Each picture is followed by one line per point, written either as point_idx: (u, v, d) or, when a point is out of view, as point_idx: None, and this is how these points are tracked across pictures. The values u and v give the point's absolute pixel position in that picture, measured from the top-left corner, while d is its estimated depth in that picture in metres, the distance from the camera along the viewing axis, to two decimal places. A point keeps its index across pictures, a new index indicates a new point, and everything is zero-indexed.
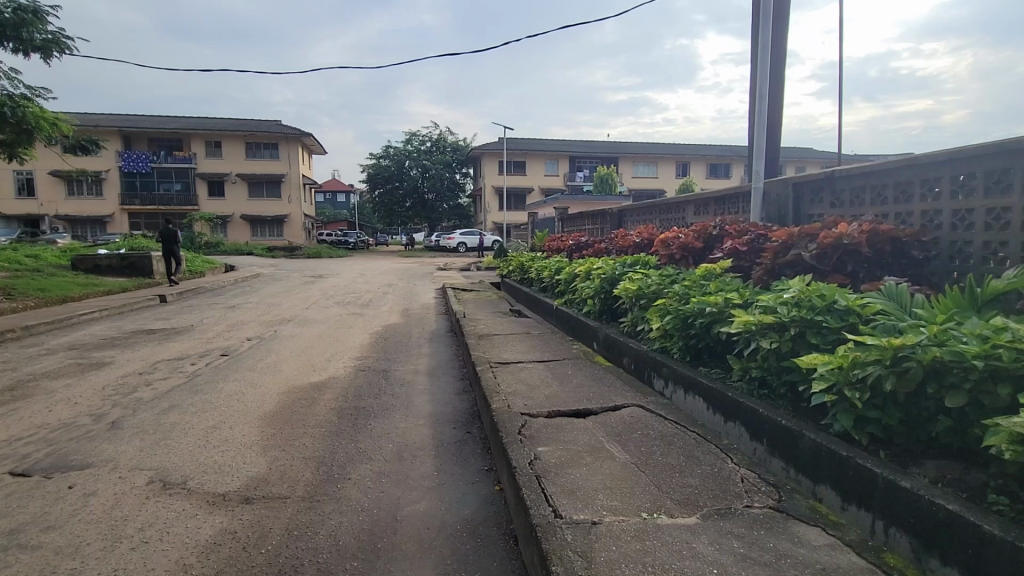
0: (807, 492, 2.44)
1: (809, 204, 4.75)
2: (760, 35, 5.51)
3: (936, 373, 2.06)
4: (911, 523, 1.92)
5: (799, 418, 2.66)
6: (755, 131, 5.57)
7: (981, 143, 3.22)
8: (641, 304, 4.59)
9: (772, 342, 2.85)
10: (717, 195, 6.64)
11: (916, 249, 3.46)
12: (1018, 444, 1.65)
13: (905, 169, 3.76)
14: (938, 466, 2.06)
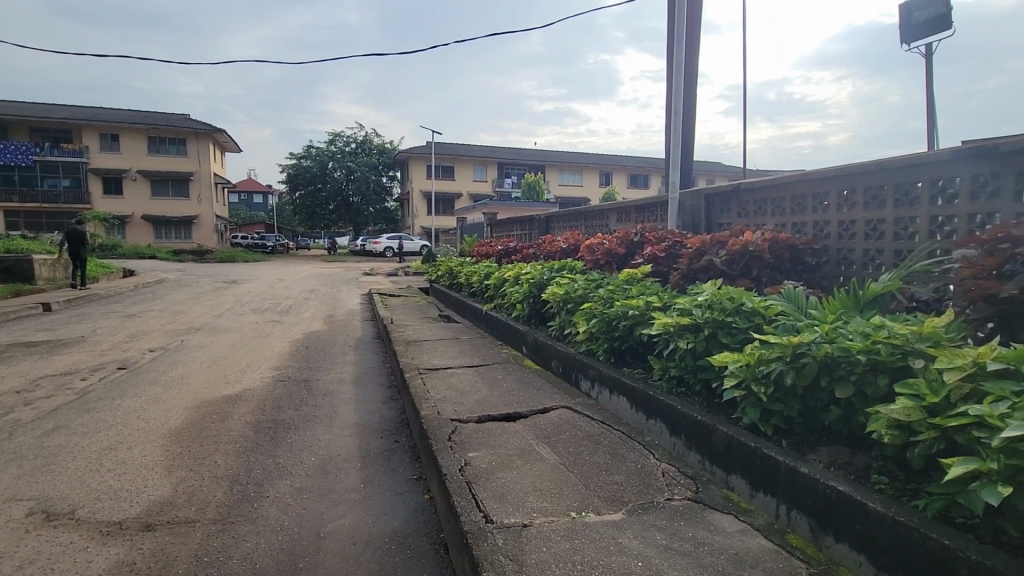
0: (720, 482, 2.62)
1: (719, 214, 5.12)
2: (675, 55, 5.89)
3: (828, 367, 2.29)
4: (809, 505, 2.12)
5: (712, 413, 2.85)
6: (672, 145, 5.92)
7: (860, 162, 3.64)
8: (568, 307, 4.71)
9: (688, 342, 3.04)
10: (638, 204, 6.98)
11: (809, 255, 3.83)
12: (895, 428, 1.87)
13: (799, 183, 4.16)
14: (830, 452, 2.29)
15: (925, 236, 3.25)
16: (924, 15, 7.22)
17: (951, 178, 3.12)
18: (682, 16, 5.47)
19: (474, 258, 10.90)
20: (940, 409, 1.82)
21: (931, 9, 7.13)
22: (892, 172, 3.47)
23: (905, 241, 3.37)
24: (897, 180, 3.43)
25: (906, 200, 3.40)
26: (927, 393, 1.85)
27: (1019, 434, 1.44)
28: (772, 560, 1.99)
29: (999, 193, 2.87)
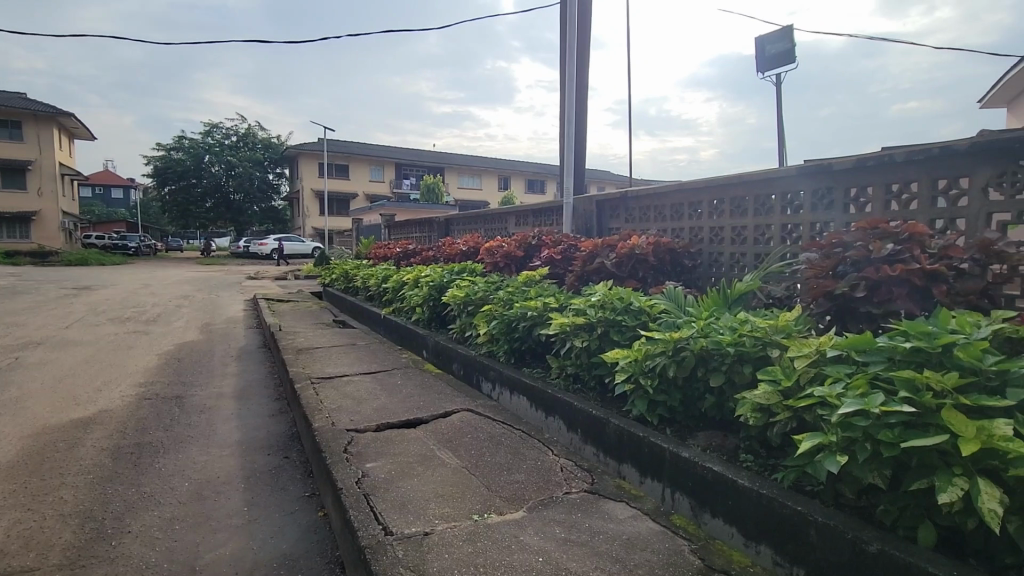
0: (613, 472, 2.78)
1: (609, 219, 5.44)
2: (567, 67, 6.15)
3: (704, 359, 2.53)
4: (689, 486, 2.32)
5: (605, 407, 3.02)
6: (565, 152, 6.18)
7: (727, 176, 4.08)
8: (469, 310, 4.72)
9: (583, 341, 3.20)
10: (535, 208, 7.19)
11: (686, 258, 4.20)
12: (758, 411, 2.12)
13: (677, 193, 4.56)
14: (707, 436, 2.53)
15: (778, 242, 3.71)
16: (775, 49, 8.23)
17: (797, 191, 3.59)
18: (573, 31, 5.74)
19: (370, 260, 10.51)
20: (793, 392, 2.09)
21: (781, 43, 8.12)
22: (751, 184, 3.92)
23: (762, 246, 3.82)
24: (756, 192, 3.89)
25: (763, 209, 3.85)
26: (783, 378, 2.11)
27: (851, 410, 1.70)
28: (659, 541, 2.15)
29: (833, 205, 3.36)
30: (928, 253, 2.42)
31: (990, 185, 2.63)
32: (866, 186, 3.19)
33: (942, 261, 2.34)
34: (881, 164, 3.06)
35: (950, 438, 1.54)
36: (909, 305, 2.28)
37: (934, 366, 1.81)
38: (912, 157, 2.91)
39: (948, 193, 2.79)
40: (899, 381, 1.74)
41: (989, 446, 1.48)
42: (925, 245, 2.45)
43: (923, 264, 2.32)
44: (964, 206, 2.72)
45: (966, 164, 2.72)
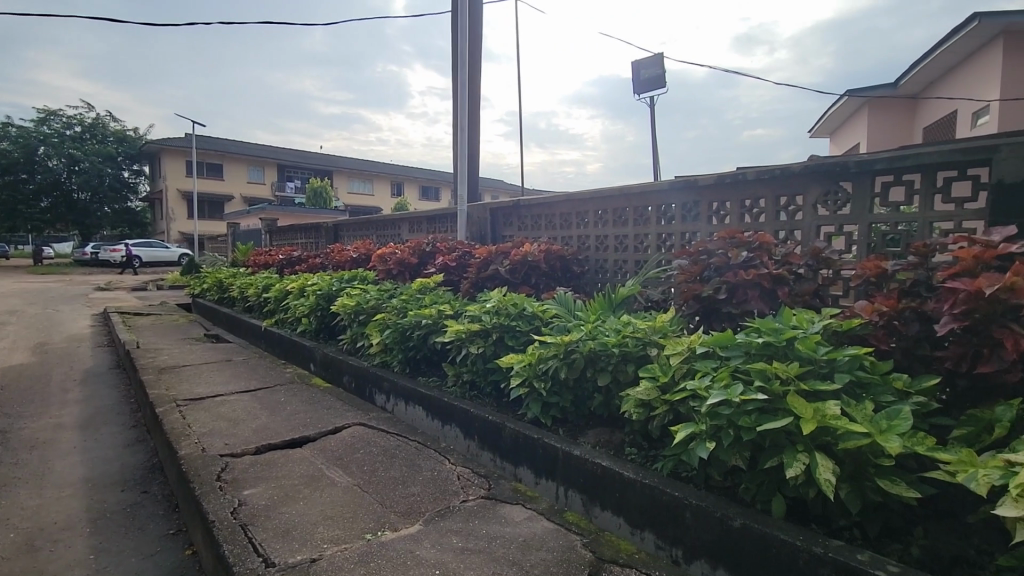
0: (509, 475, 2.83)
1: (502, 227, 5.55)
2: (459, 75, 6.18)
3: (592, 360, 2.66)
4: (580, 482, 2.43)
5: (501, 412, 3.07)
6: (458, 160, 6.20)
7: (610, 188, 4.36)
8: (360, 319, 4.53)
9: (478, 347, 3.23)
10: (429, 214, 7.12)
11: (575, 265, 4.41)
12: (640, 406, 2.28)
13: (566, 203, 4.78)
14: (596, 433, 2.67)
15: (655, 250, 4.03)
16: (649, 73, 8.97)
17: (669, 204, 3.94)
18: (464, 40, 5.80)
19: (249, 268, 9.68)
20: (669, 387, 2.28)
21: (653, 69, 8.88)
22: (631, 196, 4.22)
23: (641, 253, 4.13)
24: (635, 204, 4.20)
25: (641, 220, 4.17)
26: (661, 375, 2.30)
27: (717, 399, 1.89)
28: (554, 539, 2.22)
29: (700, 217, 3.73)
30: (774, 259, 2.78)
31: (819, 202, 3.10)
32: (725, 201, 3.58)
33: (786, 267, 2.70)
34: (736, 182, 3.46)
35: (794, 419, 1.78)
36: (761, 306, 2.60)
37: (781, 357, 2.08)
38: (760, 177, 3.32)
39: (788, 208, 3.23)
40: (754, 372, 1.98)
41: (823, 425, 1.73)
42: (771, 253, 2.81)
43: (770, 270, 2.66)
44: (801, 219, 3.17)
45: (801, 184, 3.17)
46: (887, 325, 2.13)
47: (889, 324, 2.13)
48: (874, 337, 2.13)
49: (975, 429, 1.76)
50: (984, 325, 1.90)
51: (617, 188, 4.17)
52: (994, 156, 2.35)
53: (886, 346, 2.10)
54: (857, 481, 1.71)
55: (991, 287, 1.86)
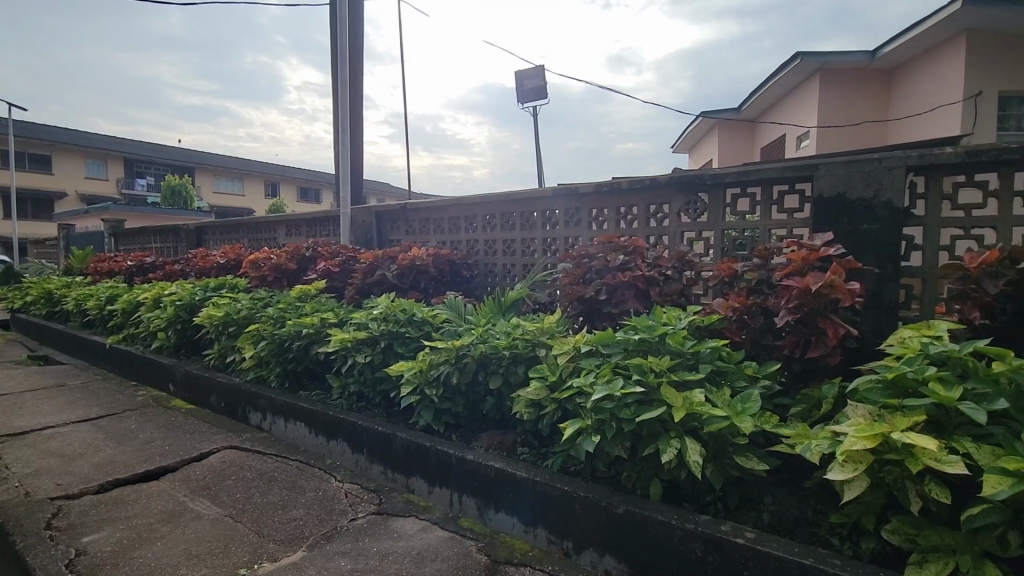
0: (401, 487, 2.75)
1: (388, 231, 5.38)
2: (339, 70, 5.89)
3: (483, 364, 2.68)
4: (474, 486, 2.43)
5: (391, 422, 2.97)
6: (340, 160, 5.91)
7: (497, 193, 4.44)
8: (229, 331, 4.11)
9: (366, 356, 3.09)
10: (309, 217, 6.69)
11: (465, 269, 4.41)
12: (530, 405, 2.34)
13: (454, 207, 4.78)
14: (489, 435, 2.69)
15: (541, 253, 4.18)
16: (532, 84, 9.27)
17: (553, 210, 4.10)
18: (344, 35, 5.54)
19: (88, 276, 8.34)
20: (557, 385, 2.36)
21: (535, 79, 9.20)
22: (517, 202, 4.34)
23: (528, 257, 4.26)
24: (521, 209, 4.32)
25: (528, 225, 4.30)
26: (549, 374, 2.39)
27: (601, 395, 2.01)
28: (448, 548, 2.19)
29: (581, 222, 3.94)
30: (646, 262, 3.02)
31: (682, 210, 3.43)
32: (604, 208, 3.82)
33: (657, 269, 2.95)
34: (613, 190, 3.71)
35: (667, 408, 1.94)
36: (636, 305, 2.82)
37: (655, 352, 2.26)
38: (633, 186, 3.60)
39: (657, 215, 3.54)
40: (633, 367, 2.13)
41: (691, 411, 1.91)
42: (644, 256, 3.05)
43: (644, 272, 2.89)
44: (668, 226, 3.48)
45: (667, 194, 3.48)
46: (739, 319, 2.42)
47: (741, 318, 2.42)
48: (729, 331, 2.41)
49: (808, 406, 2.06)
50: (812, 317, 2.24)
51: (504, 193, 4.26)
52: (815, 173, 2.78)
53: (739, 338, 2.39)
54: (719, 460, 1.91)
55: (815, 285, 2.20)
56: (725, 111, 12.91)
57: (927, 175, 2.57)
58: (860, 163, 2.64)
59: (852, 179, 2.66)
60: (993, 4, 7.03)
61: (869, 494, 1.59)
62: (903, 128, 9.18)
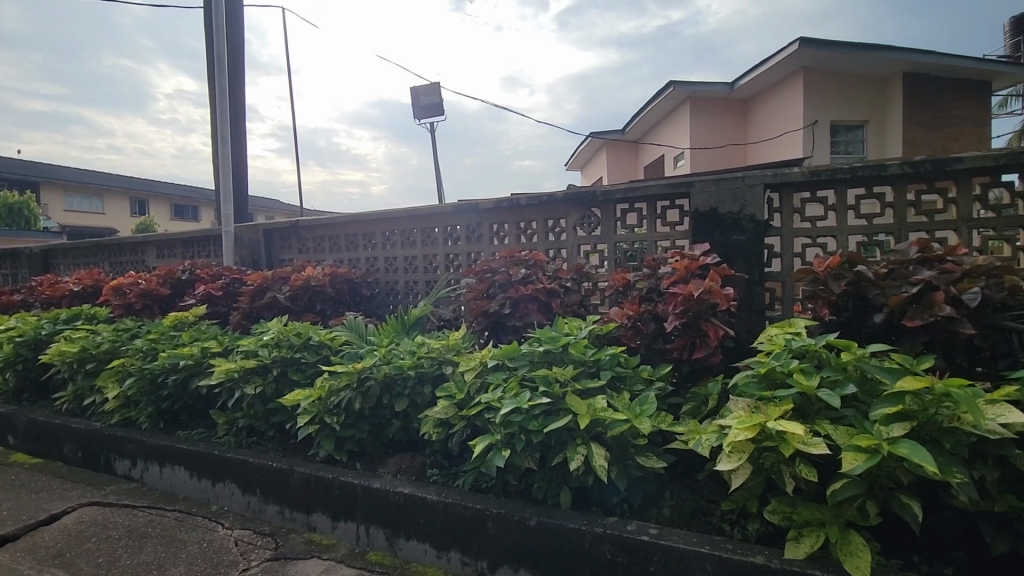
0: (301, 526, 2.55)
1: (279, 250, 5.04)
2: (217, 78, 5.44)
3: (388, 386, 2.58)
4: (382, 516, 2.31)
5: (288, 456, 2.75)
6: (221, 175, 5.45)
7: (396, 209, 4.34)
8: (86, 369, 3.57)
9: (256, 387, 2.85)
10: (185, 236, 6.07)
11: (364, 287, 4.24)
12: (438, 425, 2.30)
13: (351, 223, 4.60)
14: (396, 460, 2.59)
15: (444, 269, 4.14)
16: (428, 100, 9.19)
17: (455, 226, 4.10)
18: (222, 41, 5.14)
19: None
20: (466, 402, 2.34)
21: (432, 96, 9.16)
22: (417, 218, 4.27)
23: (431, 273, 4.20)
24: (421, 225, 4.26)
25: (429, 241, 4.25)
26: (457, 392, 2.36)
27: (509, 408, 2.02)
28: None
29: (482, 238, 3.97)
30: (547, 275, 3.11)
31: (578, 225, 3.59)
32: (504, 223, 3.89)
33: (557, 281, 3.05)
34: (512, 206, 3.79)
35: (573, 417, 1.99)
36: (539, 317, 2.89)
37: (559, 362, 2.32)
38: (532, 202, 3.70)
39: (555, 230, 3.67)
40: (539, 378, 2.17)
41: (595, 418, 1.98)
42: (545, 269, 3.14)
43: (545, 284, 2.97)
44: (565, 240, 3.62)
45: (563, 209, 3.63)
46: (634, 326, 2.57)
47: (635, 324, 2.57)
48: (625, 337, 2.56)
49: (697, 403, 2.23)
50: (696, 320, 2.44)
51: (403, 209, 4.18)
52: (692, 190, 3.05)
53: (634, 343, 2.54)
54: (623, 462, 2.00)
55: (696, 291, 2.41)
56: (612, 132, 13.82)
57: (781, 192, 2.93)
58: (728, 181, 2.94)
59: (722, 195, 2.96)
60: (822, 48, 8.25)
61: (752, 480, 1.75)
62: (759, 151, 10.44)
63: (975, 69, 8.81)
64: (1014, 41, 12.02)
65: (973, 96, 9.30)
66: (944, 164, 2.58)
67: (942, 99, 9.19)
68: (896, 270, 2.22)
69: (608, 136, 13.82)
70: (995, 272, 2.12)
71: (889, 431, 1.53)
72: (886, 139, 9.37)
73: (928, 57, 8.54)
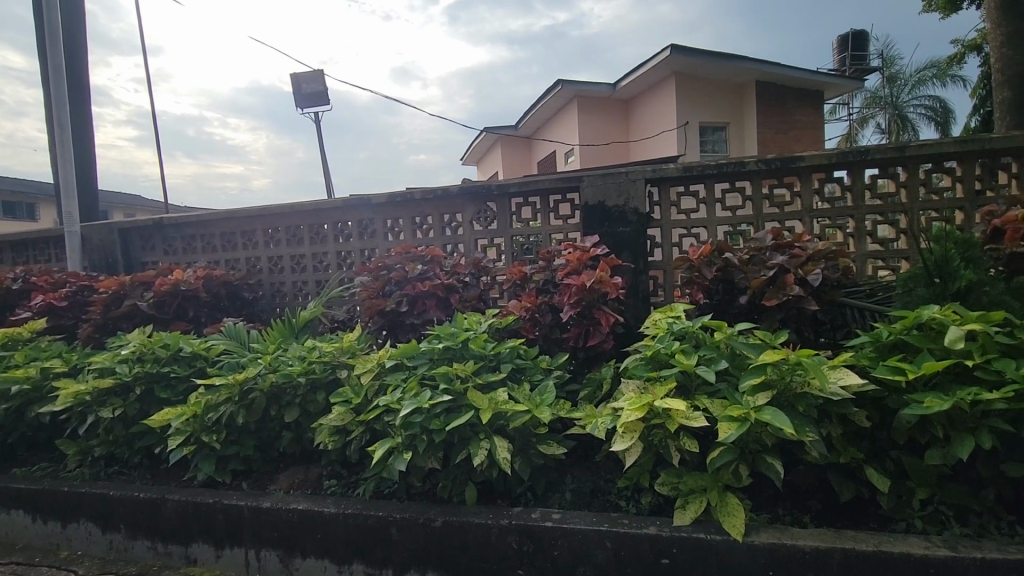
0: (179, 560, 2.29)
1: (139, 251, 4.44)
2: (48, 50, 4.61)
3: (275, 396, 2.40)
4: (274, 536, 2.14)
5: (158, 483, 2.45)
6: (59, 166, 4.66)
7: (279, 205, 4.02)
8: None
9: (115, 410, 2.49)
10: (13, 238, 5.13)
11: (246, 290, 3.89)
12: (334, 433, 2.20)
13: (227, 221, 4.19)
14: (288, 475, 2.40)
15: (335, 268, 3.92)
16: (310, 88, 8.27)
17: (346, 221, 3.89)
18: (53, 6, 4.37)
19: None
20: (363, 406, 2.24)
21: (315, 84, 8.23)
22: (304, 214, 3.99)
23: (321, 273, 3.96)
24: (308, 221, 3.98)
25: (318, 238, 4.00)
26: (354, 396, 2.24)
27: (409, 409, 1.96)
28: None
29: (376, 234, 3.81)
30: (444, 270, 3.06)
31: (474, 219, 3.57)
32: (399, 218, 3.76)
33: (455, 276, 3.01)
34: (406, 200, 3.67)
35: (475, 412, 1.98)
36: (439, 313, 2.84)
37: (459, 359, 2.30)
38: (427, 197, 3.62)
39: (451, 225, 3.63)
40: (439, 376, 2.12)
41: (496, 411, 1.99)
42: (442, 265, 3.09)
43: (442, 280, 2.92)
44: (462, 234, 3.59)
45: (459, 204, 3.60)
46: (532, 317, 2.62)
47: (533, 316, 2.63)
48: (523, 329, 2.61)
49: (593, 388, 2.33)
50: (589, 309, 2.55)
51: (287, 205, 3.88)
52: (581, 184, 3.17)
53: (532, 335, 2.60)
54: (526, 452, 2.03)
55: (588, 282, 2.51)
56: (505, 127, 14.00)
57: (660, 186, 3.15)
58: (613, 175, 3.10)
59: (609, 189, 3.11)
60: (692, 54, 8.99)
61: (644, 456, 1.87)
62: (640, 148, 11.18)
63: (812, 80, 10.14)
64: (840, 57, 14.03)
65: (811, 103, 10.70)
66: (790, 161, 2.94)
67: (787, 105, 10.50)
68: (756, 256, 2.48)
69: (501, 131, 13.96)
70: (832, 255, 2.46)
71: (755, 400, 1.71)
72: (745, 139, 10.53)
73: (775, 67, 9.70)
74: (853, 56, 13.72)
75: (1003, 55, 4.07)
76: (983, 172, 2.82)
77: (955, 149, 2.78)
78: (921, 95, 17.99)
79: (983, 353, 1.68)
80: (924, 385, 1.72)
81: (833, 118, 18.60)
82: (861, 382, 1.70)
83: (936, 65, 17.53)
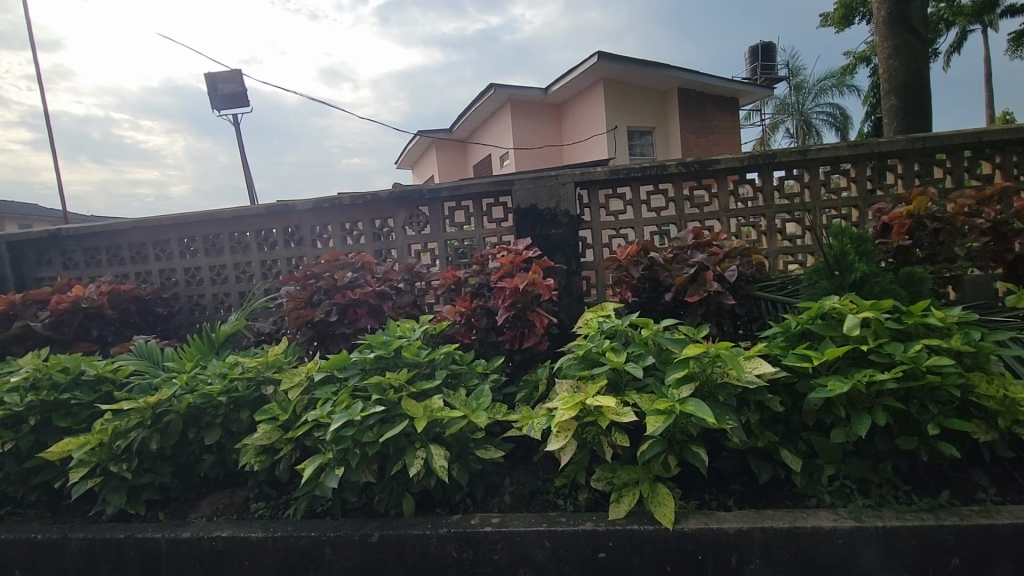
0: None
1: (32, 266, 4.01)
2: None
3: (193, 417, 2.23)
4: (196, 567, 2.00)
5: (59, 521, 2.22)
6: None
7: (195, 213, 3.77)
8: None
9: (5, 444, 2.24)
10: None
11: (160, 304, 3.61)
12: (261, 453, 2.09)
13: (137, 231, 3.87)
14: (211, 501, 2.25)
15: (260, 278, 3.73)
16: (226, 89, 7.75)
17: (271, 229, 3.70)
18: None
19: None
20: (292, 423, 2.13)
21: (233, 86, 7.73)
22: (222, 222, 3.76)
23: (245, 284, 3.76)
24: (229, 230, 3.76)
25: (239, 247, 3.78)
26: (280, 413, 2.12)
27: (339, 423, 1.89)
28: None
29: (303, 241, 3.65)
30: (375, 277, 2.97)
31: (407, 224, 3.51)
32: (328, 224, 3.63)
33: (387, 283, 2.94)
34: (335, 206, 3.55)
35: (410, 421, 1.93)
36: (370, 321, 2.76)
37: (393, 367, 2.24)
38: (355, 202, 3.51)
39: (383, 230, 3.54)
40: (371, 387, 2.06)
41: (432, 418, 1.95)
42: (373, 271, 3.01)
43: (374, 287, 2.85)
44: (395, 240, 3.51)
45: (389, 208, 3.51)
46: (466, 322, 2.61)
47: (468, 320, 2.61)
48: (459, 334, 2.59)
49: (529, 390, 2.35)
50: (523, 312, 2.56)
51: (203, 213, 3.64)
52: (513, 187, 3.19)
53: (467, 339, 2.58)
54: (463, 458, 2.01)
55: (522, 284, 2.52)
56: (439, 130, 13.87)
57: (589, 189, 3.24)
58: (545, 178, 3.15)
59: (540, 192, 3.15)
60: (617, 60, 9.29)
61: (579, 454, 1.90)
62: (572, 152, 11.45)
63: (728, 87, 10.80)
64: (752, 67, 15.05)
65: (727, 109, 11.38)
66: (708, 164, 3.11)
67: (707, 111, 11.10)
68: (679, 254, 2.60)
69: (435, 135, 13.82)
70: (746, 252, 2.63)
71: (680, 392, 1.79)
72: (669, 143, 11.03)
73: (694, 75, 10.24)
74: (762, 66, 14.73)
75: (889, 66, 4.51)
76: (873, 173, 3.11)
77: (849, 153, 3.05)
78: (823, 101, 19.60)
79: (876, 338, 1.84)
80: (827, 369, 1.87)
81: (748, 123, 19.90)
82: (773, 369, 1.82)
83: (835, 74, 19.14)
